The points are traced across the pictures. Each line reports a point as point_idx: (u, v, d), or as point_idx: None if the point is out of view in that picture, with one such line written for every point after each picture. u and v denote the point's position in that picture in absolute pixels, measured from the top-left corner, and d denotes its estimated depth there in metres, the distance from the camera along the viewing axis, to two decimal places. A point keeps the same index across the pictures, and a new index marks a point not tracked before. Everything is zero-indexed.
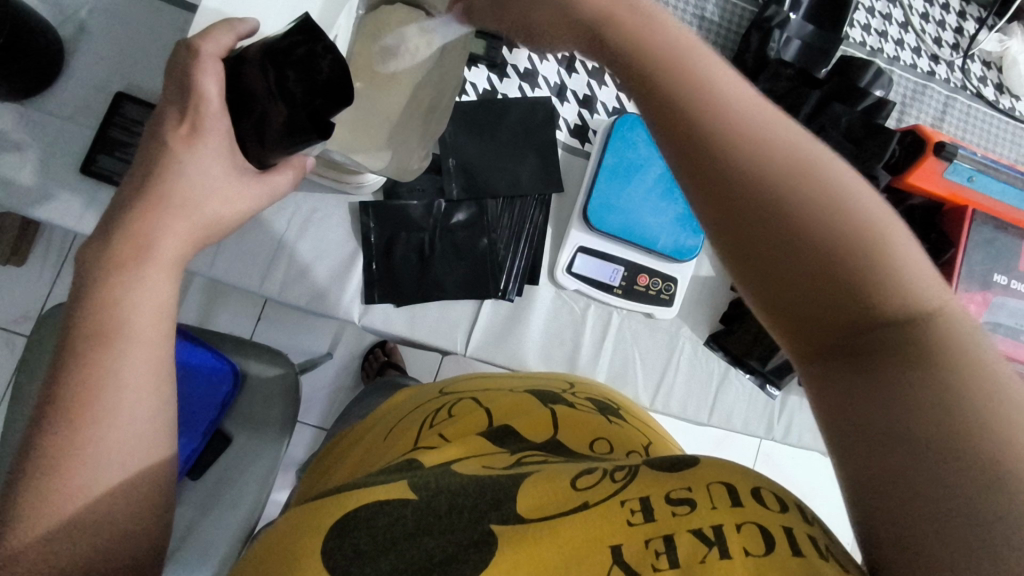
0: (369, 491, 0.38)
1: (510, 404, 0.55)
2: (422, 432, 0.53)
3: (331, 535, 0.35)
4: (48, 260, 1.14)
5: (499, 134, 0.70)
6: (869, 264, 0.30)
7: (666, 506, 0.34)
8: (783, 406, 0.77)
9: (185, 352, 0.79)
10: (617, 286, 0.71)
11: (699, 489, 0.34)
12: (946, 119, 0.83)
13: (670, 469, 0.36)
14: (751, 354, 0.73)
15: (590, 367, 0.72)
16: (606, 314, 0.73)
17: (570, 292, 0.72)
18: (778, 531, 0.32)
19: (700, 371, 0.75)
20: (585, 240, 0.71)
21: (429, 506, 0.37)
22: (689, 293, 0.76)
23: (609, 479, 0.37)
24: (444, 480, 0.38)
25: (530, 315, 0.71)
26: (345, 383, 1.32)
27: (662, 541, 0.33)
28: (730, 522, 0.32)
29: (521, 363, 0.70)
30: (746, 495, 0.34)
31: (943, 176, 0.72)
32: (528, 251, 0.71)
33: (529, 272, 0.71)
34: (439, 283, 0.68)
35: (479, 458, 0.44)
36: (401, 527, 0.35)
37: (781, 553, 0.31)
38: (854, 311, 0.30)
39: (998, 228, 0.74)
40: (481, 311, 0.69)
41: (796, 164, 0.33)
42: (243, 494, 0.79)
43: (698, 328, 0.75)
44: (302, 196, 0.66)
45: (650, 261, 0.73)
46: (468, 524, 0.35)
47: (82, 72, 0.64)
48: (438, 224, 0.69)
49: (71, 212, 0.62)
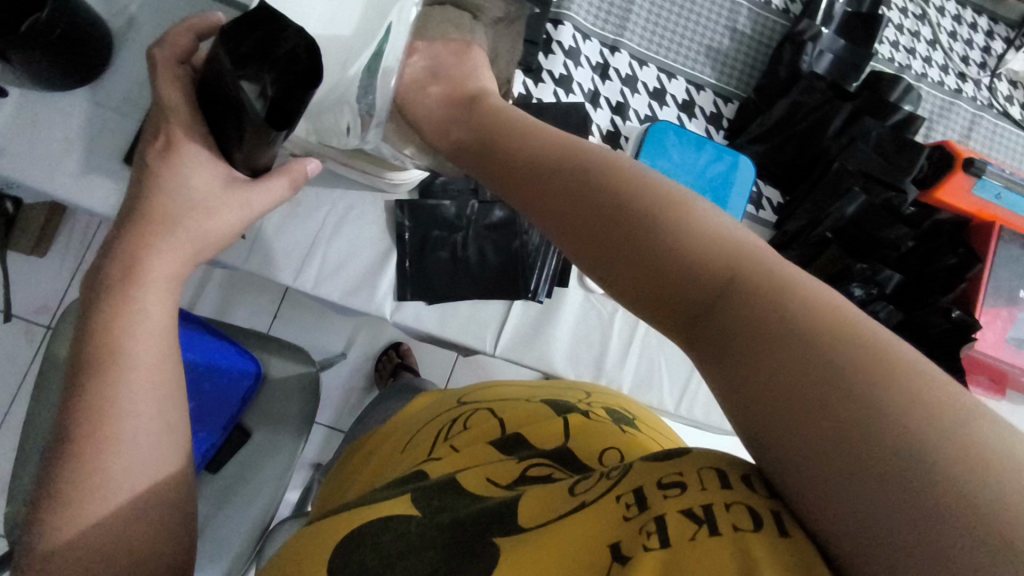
0: (374, 508, 0.41)
1: (524, 414, 0.57)
2: (435, 444, 0.55)
3: (339, 553, 0.37)
4: (70, 251, 1.15)
5: None
6: (685, 242, 0.34)
7: (657, 489, 0.32)
8: None
9: (206, 350, 0.79)
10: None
11: (690, 472, 0.32)
12: (972, 136, 0.84)
13: (664, 456, 0.35)
14: None
15: (615, 372, 0.72)
16: (633, 318, 0.74)
17: (599, 295, 0.73)
18: (768, 513, 0.30)
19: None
20: None
21: (431, 521, 0.39)
22: None
23: (605, 479, 0.37)
24: (444, 502, 0.41)
25: (558, 317, 0.71)
26: (359, 384, 1.32)
27: (654, 523, 0.31)
28: (721, 501, 0.30)
29: (548, 365, 0.70)
30: (737, 478, 0.32)
31: (971, 192, 0.73)
32: (559, 253, 0.71)
33: (560, 275, 0.72)
34: (471, 283, 0.69)
35: (485, 468, 0.45)
36: (405, 540, 0.38)
37: (768, 532, 0.29)
38: (698, 285, 0.33)
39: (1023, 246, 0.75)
40: (511, 311, 0.70)
41: (673, 222, 0.35)
42: (261, 489, 0.80)
43: None
44: (339, 193, 0.68)
45: None
46: (469, 532, 0.37)
47: (128, 65, 0.66)
48: (471, 224, 0.70)
49: (103, 197, 0.63)
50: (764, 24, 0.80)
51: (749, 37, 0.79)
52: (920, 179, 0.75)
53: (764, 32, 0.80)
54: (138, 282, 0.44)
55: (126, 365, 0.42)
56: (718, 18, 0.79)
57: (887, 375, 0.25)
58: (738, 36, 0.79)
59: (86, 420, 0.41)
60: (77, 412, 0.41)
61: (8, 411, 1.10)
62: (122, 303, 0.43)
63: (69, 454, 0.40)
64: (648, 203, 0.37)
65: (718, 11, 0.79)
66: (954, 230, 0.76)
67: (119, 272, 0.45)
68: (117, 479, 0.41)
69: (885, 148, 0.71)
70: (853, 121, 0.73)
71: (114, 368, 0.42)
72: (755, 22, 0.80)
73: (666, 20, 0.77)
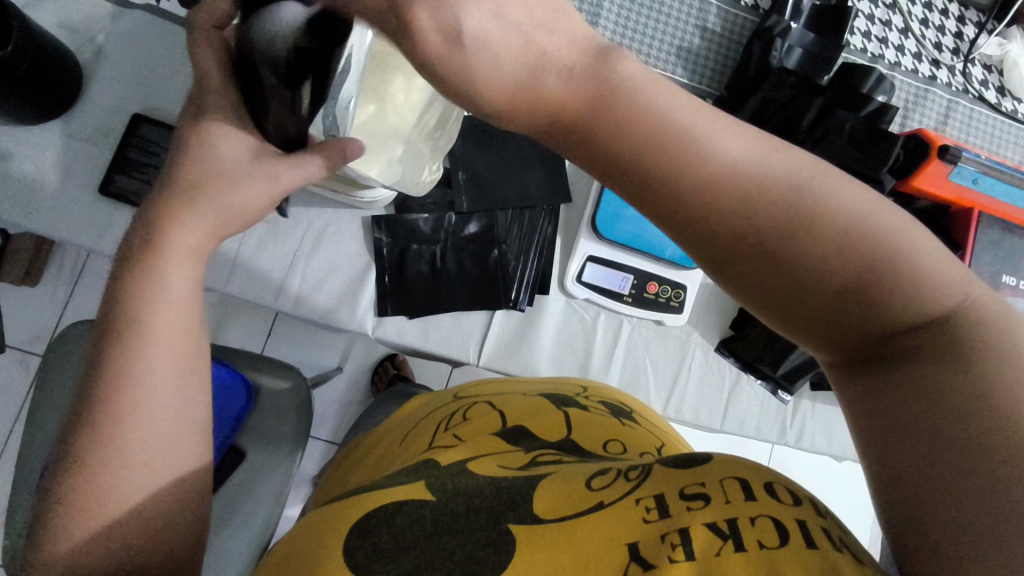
0: (389, 493, 0.43)
1: (523, 410, 0.58)
2: (437, 435, 0.56)
3: (352, 537, 0.40)
4: (62, 280, 1.15)
5: (507, 147, 0.71)
6: (883, 294, 0.31)
7: (681, 501, 0.37)
8: (795, 411, 0.77)
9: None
10: (627, 295, 0.72)
11: (714, 484, 0.37)
12: (949, 123, 0.84)
13: (684, 466, 0.40)
14: (762, 360, 0.73)
15: (601, 374, 0.73)
16: (616, 322, 0.74)
17: (580, 301, 0.73)
18: (793, 524, 0.35)
19: (712, 379, 0.75)
20: (594, 249, 0.72)
21: (447, 507, 0.41)
22: (698, 301, 0.76)
23: (623, 478, 0.41)
24: (460, 486, 0.43)
25: (541, 324, 0.72)
26: (356, 397, 1.32)
27: (677, 534, 0.35)
28: (746, 516, 0.35)
29: (532, 371, 0.71)
30: (761, 487, 0.37)
31: (948, 178, 0.73)
32: (538, 260, 0.71)
33: (540, 283, 0.72)
34: (450, 295, 0.69)
35: (494, 458, 0.47)
36: (419, 527, 0.40)
37: (796, 545, 0.34)
38: (868, 329, 0.32)
39: (1005, 230, 0.75)
40: (493, 321, 0.70)
41: (837, 249, 0.31)
42: (259, 509, 0.80)
43: (708, 334, 0.76)
44: (317, 212, 0.67)
45: (659, 268, 0.74)
46: (486, 523, 0.39)
47: (100, 95, 0.66)
48: (449, 237, 0.70)
49: (90, 232, 0.64)
50: (734, 20, 0.80)
51: (718, 36, 0.79)
52: (896, 168, 0.74)
53: (734, 29, 0.80)
54: (161, 252, 0.42)
55: (149, 336, 0.41)
56: (687, 16, 0.79)
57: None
58: (709, 34, 0.79)
59: (100, 404, 0.39)
60: (90, 403, 0.40)
61: (8, 438, 1.10)
62: (142, 276, 0.42)
63: (67, 458, 0.39)
64: (828, 240, 0.31)
65: (688, 11, 0.78)
66: (933, 215, 0.77)
67: (134, 252, 0.43)
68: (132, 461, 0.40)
69: (859, 140, 0.72)
70: (827, 113, 0.74)
71: (99, 389, 0.40)
72: (724, 20, 0.80)
73: (634, 22, 0.77)
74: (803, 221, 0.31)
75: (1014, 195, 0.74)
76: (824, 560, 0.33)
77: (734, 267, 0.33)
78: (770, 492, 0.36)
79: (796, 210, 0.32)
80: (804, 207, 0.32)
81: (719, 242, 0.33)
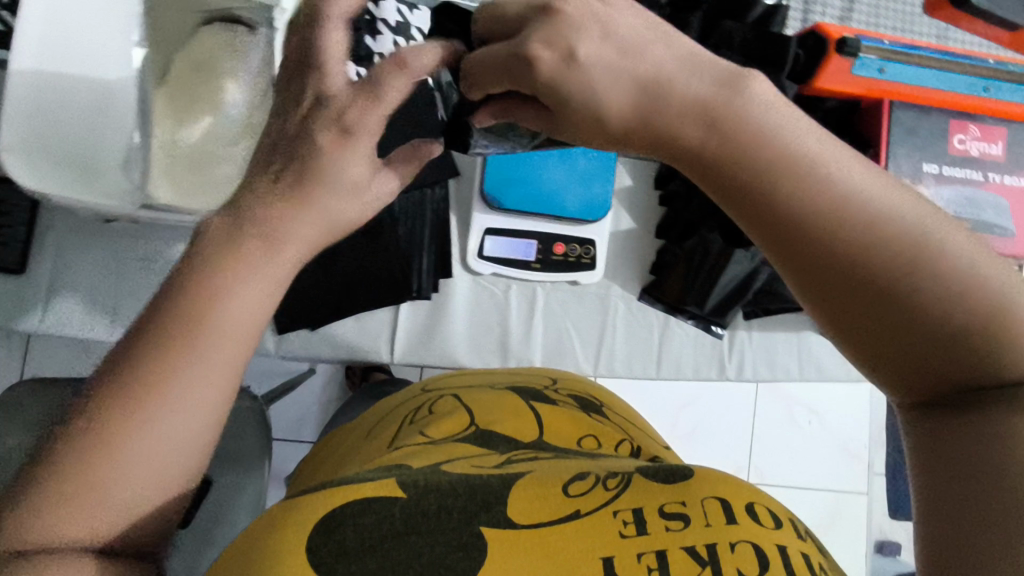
0: (362, 487, 0.39)
1: (499, 406, 0.56)
2: (399, 432, 0.55)
3: (318, 534, 0.36)
4: None
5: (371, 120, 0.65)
6: (983, 348, 0.30)
7: (660, 521, 0.37)
8: (732, 343, 0.77)
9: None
10: (534, 262, 0.72)
11: (696, 506, 0.37)
12: (854, 10, 0.78)
13: (665, 480, 0.40)
14: (685, 300, 0.73)
15: (524, 348, 0.73)
16: (530, 293, 0.74)
17: (488, 277, 0.72)
18: (769, 548, 0.35)
19: (639, 331, 0.76)
20: (489, 222, 0.71)
21: (418, 505, 0.37)
22: (610, 251, 0.75)
23: (602, 486, 0.39)
24: (436, 482, 0.40)
25: (450, 308, 0.72)
26: (335, 395, 1.31)
27: (654, 557, 0.35)
28: (726, 541, 0.35)
29: (452, 359, 0.72)
30: (741, 509, 0.38)
31: (851, 73, 0.67)
32: (434, 246, 0.69)
33: (443, 264, 0.70)
34: (351, 296, 0.67)
35: (468, 460, 0.45)
36: (389, 526, 0.36)
37: (775, 573, 0.34)
38: (955, 378, 0.31)
39: (920, 114, 0.72)
40: (400, 315, 0.70)
41: (941, 288, 0.30)
42: None
43: (628, 286, 0.76)
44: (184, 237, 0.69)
45: (559, 226, 0.73)
46: (459, 524, 0.36)
47: None
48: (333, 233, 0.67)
49: None
50: None
51: None
52: (797, 72, 0.68)
53: None
54: None
55: None
56: None
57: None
58: None
59: None
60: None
61: None
62: None
63: None
64: (903, 268, 0.31)
65: None
66: (843, 115, 0.75)
67: None
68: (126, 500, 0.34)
69: (748, 47, 0.67)
70: (712, 26, 0.69)
71: None
72: None
73: None
74: (894, 265, 0.31)
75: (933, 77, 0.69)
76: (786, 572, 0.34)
77: (837, 314, 0.32)
78: (751, 516, 0.37)
79: (863, 255, 0.31)
80: (878, 243, 0.31)
81: (835, 289, 0.32)
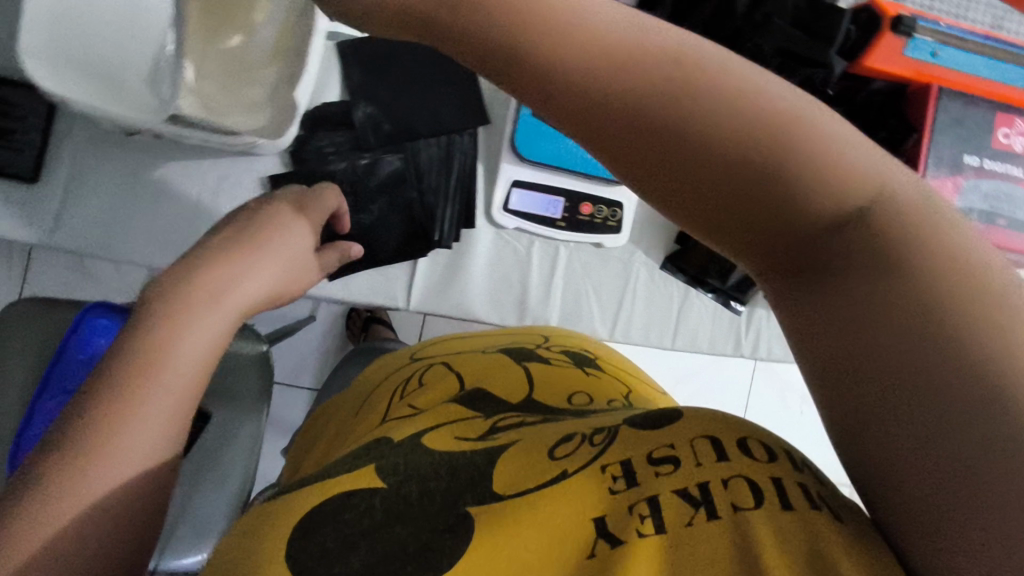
0: (335, 482, 0.34)
1: (483, 368, 0.54)
2: (392, 406, 0.51)
3: (294, 538, 0.31)
4: None
5: (405, 90, 0.64)
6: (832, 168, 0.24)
7: (648, 467, 0.29)
8: (750, 321, 0.73)
9: (68, 366, 0.65)
10: (560, 220, 0.67)
11: (684, 443, 0.29)
12: None
13: (653, 425, 0.31)
14: (707, 273, 0.69)
15: (542, 309, 0.69)
16: (552, 249, 0.69)
17: (510, 231, 0.68)
18: (770, 483, 0.27)
19: (659, 297, 0.71)
20: (517, 173, 0.66)
21: (399, 493, 0.32)
22: (639, 215, 0.70)
23: (586, 443, 0.32)
24: (416, 462, 0.34)
25: (471, 260, 0.67)
26: (333, 345, 1.22)
27: (646, 504, 0.28)
28: (719, 478, 0.27)
29: (467, 310, 0.67)
30: (732, 443, 0.29)
31: (903, 53, 0.65)
32: (458, 196, 0.66)
33: (466, 214, 0.66)
34: (373, 248, 0.64)
35: (452, 428, 0.39)
36: (369, 519, 0.31)
37: (773, 508, 0.26)
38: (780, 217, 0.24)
39: (969, 104, 0.68)
40: (419, 266, 0.66)
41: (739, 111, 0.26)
42: (228, 475, 0.73)
43: (653, 252, 0.71)
44: (209, 163, 0.62)
45: (544, 176, 0.66)
46: (442, 508, 0.31)
47: None
48: (356, 184, 0.63)
49: None
50: None
51: None
52: (846, 48, 0.67)
53: None
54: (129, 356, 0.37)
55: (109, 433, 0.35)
56: None
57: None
58: None
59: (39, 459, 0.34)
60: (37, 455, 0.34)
61: None
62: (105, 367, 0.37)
63: None
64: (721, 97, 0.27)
65: None
66: (887, 99, 0.71)
67: None
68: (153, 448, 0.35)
69: (803, 20, 0.66)
70: None
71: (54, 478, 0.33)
72: None
73: None
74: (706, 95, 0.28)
75: (929, 53, 0.66)
76: (813, 526, 0.26)
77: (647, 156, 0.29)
78: (744, 446, 0.28)
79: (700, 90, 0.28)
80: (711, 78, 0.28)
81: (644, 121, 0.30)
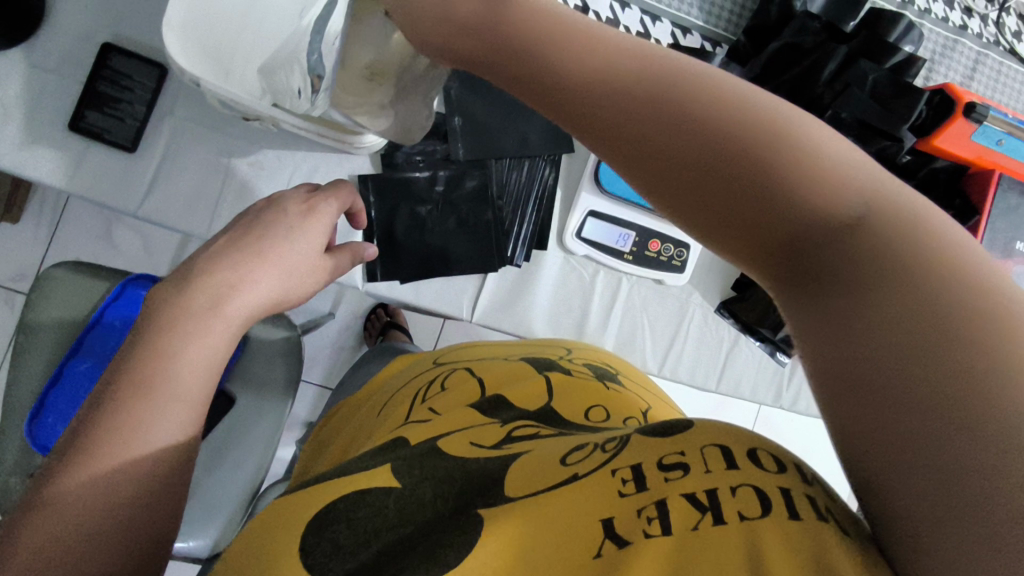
0: (348, 481, 0.36)
1: (504, 374, 0.53)
2: (413, 407, 0.49)
3: (309, 531, 0.33)
4: (41, 220, 1.01)
5: (500, 103, 0.66)
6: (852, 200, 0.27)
7: (658, 472, 0.30)
8: (793, 373, 0.76)
9: (101, 337, 0.67)
10: (627, 252, 0.69)
11: (693, 452, 0.30)
12: (975, 78, 0.78)
13: (663, 433, 0.32)
14: (763, 323, 0.70)
15: (597, 335, 0.71)
16: (616, 280, 0.71)
17: (579, 258, 0.70)
18: (778, 493, 0.27)
19: (709, 340, 0.73)
20: (595, 204, 0.69)
21: (412, 494, 0.34)
22: (701, 257, 0.73)
23: (599, 450, 0.33)
24: (432, 466, 0.36)
25: (537, 280, 0.69)
26: (348, 343, 1.22)
27: (654, 508, 0.28)
28: (726, 486, 0.28)
29: (526, 329, 0.69)
30: (743, 453, 0.29)
31: (970, 138, 0.69)
32: (535, 216, 0.68)
33: (539, 236, 0.69)
34: (448, 257, 0.65)
35: (467, 433, 0.40)
36: (382, 517, 0.33)
37: (778, 517, 0.26)
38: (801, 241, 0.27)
39: None
40: (487, 281, 0.67)
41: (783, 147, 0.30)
42: (247, 458, 0.73)
43: (709, 295, 0.73)
44: (301, 155, 0.64)
45: (614, 209, 0.69)
46: (456, 511, 0.32)
47: (66, 18, 0.58)
48: (442, 196, 0.65)
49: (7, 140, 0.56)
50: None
51: None
52: (918, 125, 0.70)
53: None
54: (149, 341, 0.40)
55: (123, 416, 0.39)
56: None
57: (1009, 308, 0.22)
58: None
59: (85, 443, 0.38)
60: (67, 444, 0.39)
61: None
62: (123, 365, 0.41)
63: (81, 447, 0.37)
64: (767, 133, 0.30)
65: None
66: (951, 178, 0.74)
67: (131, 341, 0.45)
68: (157, 461, 0.39)
69: (881, 94, 0.67)
70: (847, 65, 0.68)
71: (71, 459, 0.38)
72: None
73: None
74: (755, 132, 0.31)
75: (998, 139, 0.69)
76: (813, 537, 0.25)
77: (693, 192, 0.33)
78: (751, 456, 0.28)
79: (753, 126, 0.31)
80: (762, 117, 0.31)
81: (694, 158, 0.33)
